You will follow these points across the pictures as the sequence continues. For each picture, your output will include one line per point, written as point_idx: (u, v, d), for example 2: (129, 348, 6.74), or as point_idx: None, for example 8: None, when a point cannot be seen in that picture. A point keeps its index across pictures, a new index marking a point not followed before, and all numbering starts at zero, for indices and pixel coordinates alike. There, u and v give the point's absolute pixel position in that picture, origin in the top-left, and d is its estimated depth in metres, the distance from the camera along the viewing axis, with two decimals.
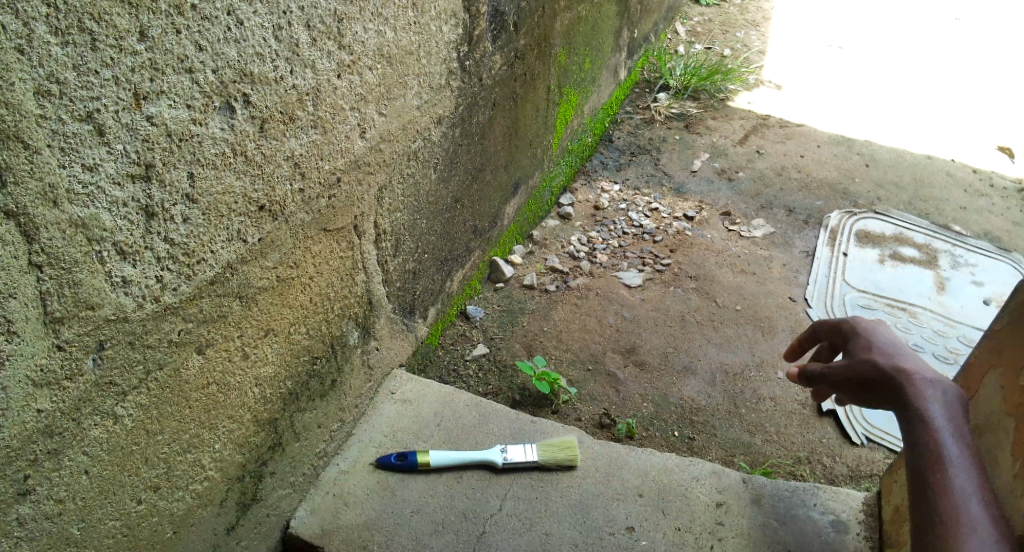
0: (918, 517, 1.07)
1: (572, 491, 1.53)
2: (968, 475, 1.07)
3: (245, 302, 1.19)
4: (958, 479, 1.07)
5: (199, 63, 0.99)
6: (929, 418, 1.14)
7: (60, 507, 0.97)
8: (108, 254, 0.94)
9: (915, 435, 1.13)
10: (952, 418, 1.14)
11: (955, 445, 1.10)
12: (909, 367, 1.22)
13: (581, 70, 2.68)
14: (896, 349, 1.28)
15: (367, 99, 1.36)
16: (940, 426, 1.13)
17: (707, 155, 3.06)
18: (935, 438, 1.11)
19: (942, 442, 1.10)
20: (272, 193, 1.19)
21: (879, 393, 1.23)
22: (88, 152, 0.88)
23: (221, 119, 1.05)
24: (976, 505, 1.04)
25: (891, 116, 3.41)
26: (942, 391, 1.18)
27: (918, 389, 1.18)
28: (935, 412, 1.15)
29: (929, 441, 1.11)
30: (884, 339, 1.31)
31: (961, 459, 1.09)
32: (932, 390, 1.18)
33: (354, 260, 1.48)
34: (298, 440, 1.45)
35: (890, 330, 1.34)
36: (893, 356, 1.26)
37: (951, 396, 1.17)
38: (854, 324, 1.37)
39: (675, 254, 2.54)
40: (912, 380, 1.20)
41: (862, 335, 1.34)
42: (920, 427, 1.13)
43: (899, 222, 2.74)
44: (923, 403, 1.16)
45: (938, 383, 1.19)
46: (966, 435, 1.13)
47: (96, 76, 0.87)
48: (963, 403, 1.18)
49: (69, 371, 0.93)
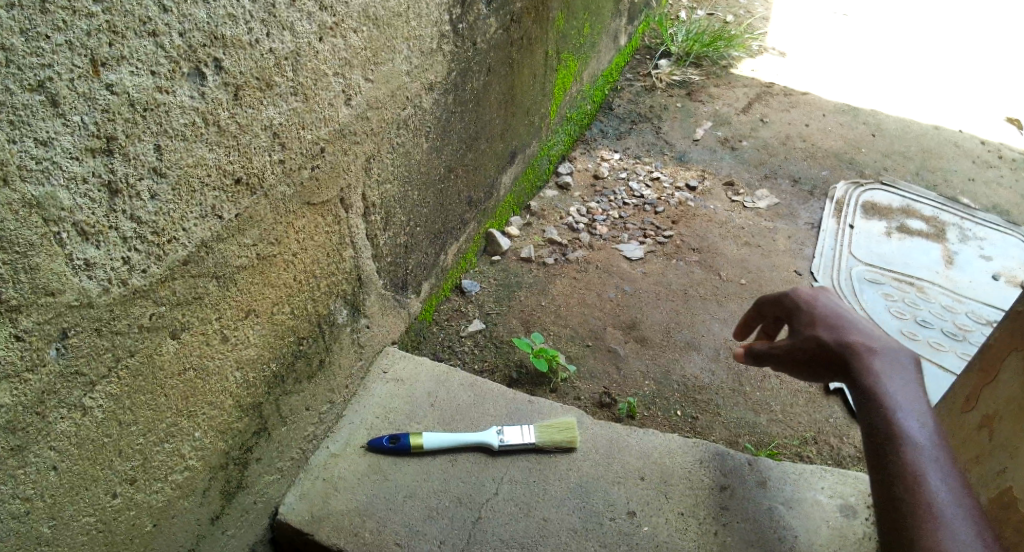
0: (883, 498, 1.08)
1: (570, 474, 1.47)
2: (935, 452, 1.08)
3: (222, 282, 1.12)
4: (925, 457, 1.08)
5: (163, 26, 0.91)
6: (890, 396, 1.15)
7: (26, 505, 0.91)
8: (68, 235, 0.87)
9: (876, 416, 1.14)
10: (910, 391, 1.16)
11: (915, 418, 1.12)
12: (859, 342, 1.22)
13: (580, 35, 2.58)
14: (840, 320, 1.27)
15: (352, 64, 1.28)
16: (899, 402, 1.14)
17: (710, 124, 2.97)
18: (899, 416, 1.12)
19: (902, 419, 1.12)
20: (249, 164, 1.11)
21: (834, 368, 1.24)
22: (41, 126, 0.81)
23: (191, 86, 0.97)
24: (943, 483, 1.05)
25: (898, 85, 3.31)
26: (897, 365, 1.19)
27: (871, 364, 1.19)
28: (895, 388, 1.16)
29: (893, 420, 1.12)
30: (825, 309, 1.30)
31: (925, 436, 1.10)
32: (885, 364, 1.19)
33: (340, 235, 1.41)
34: (285, 424, 1.39)
35: (829, 297, 1.32)
36: (840, 329, 1.25)
37: (903, 366, 1.19)
38: (792, 294, 1.36)
39: (677, 225, 2.47)
40: (865, 357, 1.20)
41: (801, 305, 1.32)
42: (879, 406, 1.14)
43: (907, 193, 2.66)
44: (878, 380, 1.17)
45: (889, 355, 1.20)
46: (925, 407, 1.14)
47: (47, 41, 0.79)
48: (915, 369, 1.20)
49: (30, 363, 0.86)
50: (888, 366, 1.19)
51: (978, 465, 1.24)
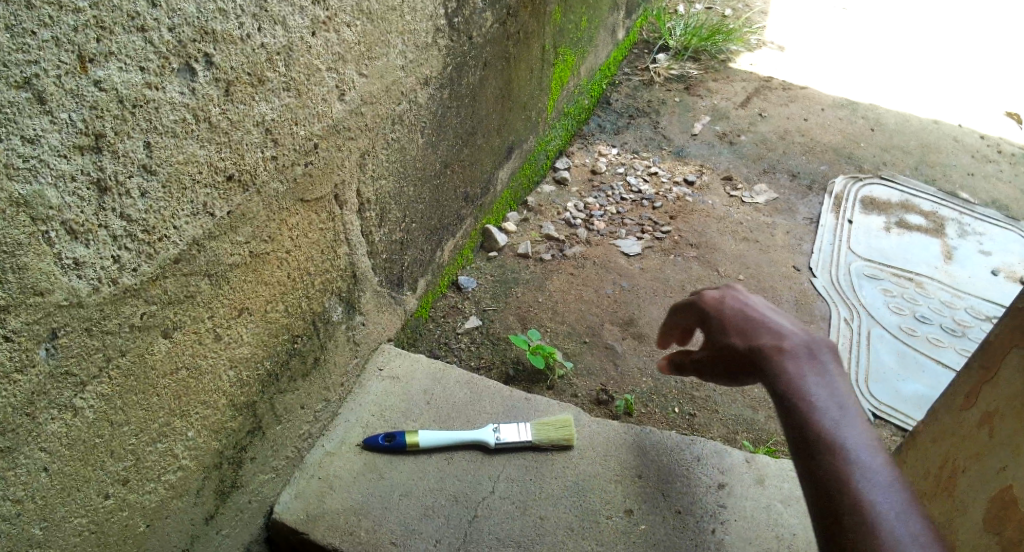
0: (814, 517, 0.95)
1: (568, 472, 1.46)
2: (868, 453, 0.97)
3: (215, 280, 1.11)
4: (858, 461, 0.96)
5: (152, 21, 0.90)
6: (807, 398, 1.03)
7: (18, 507, 0.90)
8: (57, 234, 0.86)
9: (793, 419, 1.03)
10: (829, 387, 1.05)
11: (836, 411, 1.02)
12: (767, 343, 1.12)
13: (578, 29, 2.57)
14: (747, 320, 1.16)
15: (346, 58, 1.27)
16: (818, 403, 1.02)
17: (708, 118, 2.96)
18: (820, 418, 1.01)
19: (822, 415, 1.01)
20: (242, 161, 1.09)
21: (748, 372, 1.14)
22: (28, 123, 0.80)
23: (181, 82, 0.96)
24: (881, 489, 0.93)
25: (897, 79, 3.30)
26: (813, 361, 1.08)
27: (782, 364, 1.08)
28: (811, 388, 1.04)
29: (816, 424, 1.01)
30: (732, 310, 1.19)
31: (853, 436, 0.99)
32: (797, 362, 1.08)
33: (335, 231, 1.39)
34: (280, 422, 1.38)
35: (737, 295, 1.22)
36: (748, 330, 1.15)
37: (818, 360, 1.08)
38: (699, 294, 1.26)
39: (675, 221, 2.45)
40: (773, 358, 1.09)
41: (707, 307, 1.23)
42: (796, 405, 1.03)
43: (906, 188, 2.65)
44: (792, 379, 1.06)
45: (801, 350, 1.09)
46: (852, 404, 1.03)
47: (33, 37, 0.78)
48: (832, 358, 1.09)
49: (19, 363, 0.85)
50: (801, 363, 1.08)
51: (978, 463, 1.23)
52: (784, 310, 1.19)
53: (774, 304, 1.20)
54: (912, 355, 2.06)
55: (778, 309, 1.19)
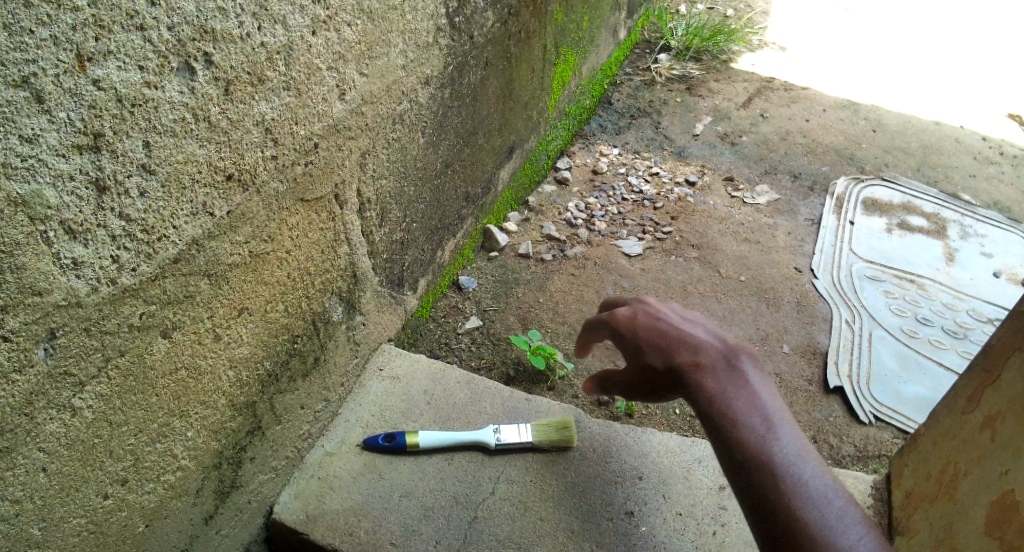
0: (755, 532, 0.97)
1: (568, 473, 1.46)
2: (800, 460, 0.99)
3: (215, 280, 1.10)
4: (791, 470, 0.98)
5: (151, 20, 0.89)
6: (731, 411, 1.04)
7: (17, 507, 0.90)
8: (55, 234, 0.85)
9: (719, 434, 1.04)
10: (751, 395, 1.06)
11: (759, 421, 1.03)
12: (684, 359, 1.13)
13: (579, 29, 2.56)
14: (662, 336, 1.17)
15: (346, 58, 1.26)
16: (743, 416, 1.04)
17: (709, 118, 2.95)
18: (747, 432, 1.02)
19: (748, 427, 1.02)
20: (241, 161, 1.09)
21: (672, 390, 1.15)
22: (26, 122, 0.79)
23: (180, 81, 0.95)
24: (816, 495, 0.96)
25: (899, 80, 3.29)
26: (733, 370, 1.09)
27: (702, 380, 1.09)
28: (734, 401, 1.05)
29: (743, 437, 1.02)
30: (647, 328, 1.20)
31: (782, 444, 1.01)
32: (716, 375, 1.09)
33: (335, 231, 1.39)
34: (279, 422, 1.37)
35: (650, 311, 1.23)
36: (665, 347, 1.16)
37: (734, 369, 1.09)
38: (614, 314, 1.27)
39: (676, 221, 2.45)
40: (692, 375, 1.10)
41: (623, 328, 1.24)
42: (721, 420, 1.04)
43: (908, 189, 2.64)
44: (713, 393, 1.07)
45: (718, 361, 1.11)
46: (776, 409, 1.05)
47: (31, 36, 0.78)
48: (747, 362, 1.10)
49: (17, 363, 0.85)
50: (721, 375, 1.09)
51: (979, 465, 1.22)
52: (696, 318, 1.20)
53: (685, 312, 1.22)
54: (913, 356, 2.05)
55: (691, 317, 1.20)
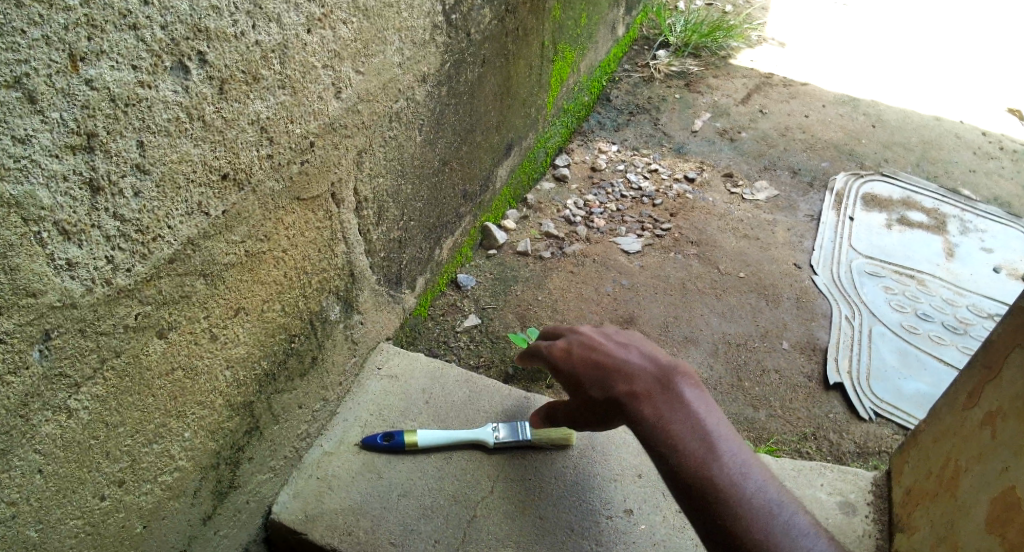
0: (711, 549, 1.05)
1: (567, 472, 1.45)
2: (742, 476, 1.06)
3: (210, 280, 1.10)
4: (736, 488, 1.05)
5: (144, 19, 0.89)
6: (673, 437, 1.09)
7: (13, 509, 0.90)
8: (49, 235, 0.85)
9: (665, 462, 1.09)
10: (690, 417, 1.11)
11: (699, 443, 1.08)
12: (622, 389, 1.16)
13: (577, 26, 2.56)
14: (598, 368, 1.20)
15: (342, 56, 1.26)
16: (684, 440, 1.09)
17: (708, 115, 2.95)
18: (690, 456, 1.07)
19: (690, 452, 1.08)
20: (237, 160, 1.09)
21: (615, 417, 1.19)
22: (18, 123, 0.79)
23: (173, 80, 0.95)
24: (763, 509, 1.04)
25: (898, 75, 3.28)
26: (669, 395, 1.13)
27: (641, 408, 1.13)
28: (673, 427, 1.10)
29: (688, 463, 1.07)
30: (582, 360, 1.23)
31: (724, 462, 1.07)
32: (653, 402, 1.13)
33: (332, 230, 1.39)
34: (277, 422, 1.37)
35: (582, 341, 1.25)
36: (603, 378, 1.19)
37: (670, 393, 1.13)
38: (548, 345, 1.29)
39: (675, 218, 2.44)
40: (631, 405, 1.14)
41: (558, 360, 1.26)
42: (664, 448, 1.09)
43: (908, 185, 2.64)
44: (654, 421, 1.11)
45: (654, 387, 1.15)
46: (714, 426, 1.10)
47: (23, 36, 0.77)
48: (681, 383, 1.15)
49: (11, 365, 0.84)
50: (658, 402, 1.13)
51: (979, 462, 1.22)
52: (628, 340, 1.23)
53: (617, 336, 1.25)
54: (913, 352, 2.05)
55: (623, 341, 1.23)
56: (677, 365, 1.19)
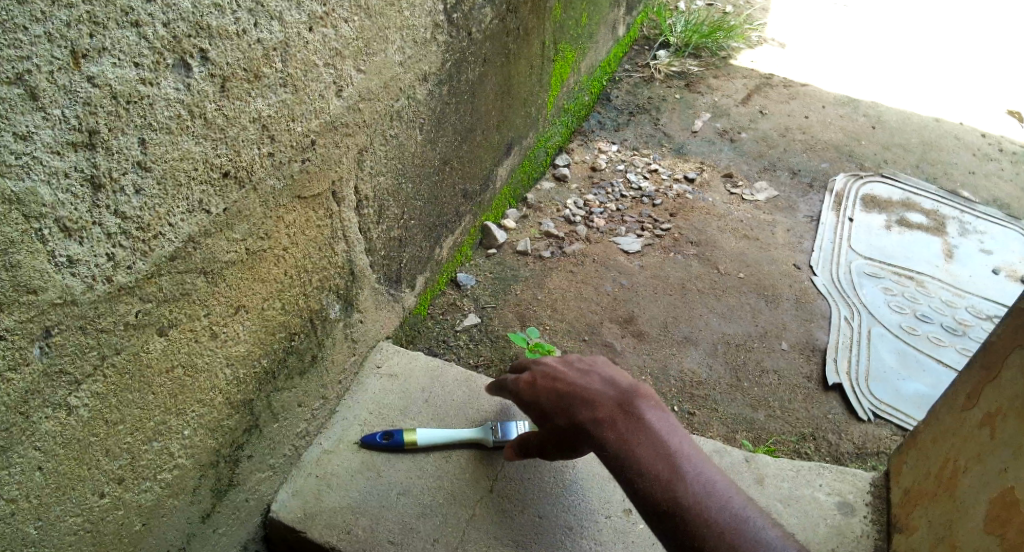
0: None
1: (566, 471, 1.45)
2: (707, 492, 1.10)
3: (211, 277, 1.10)
4: (701, 503, 1.09)
5: (146, 16, 0.89)
6: (639, 462, 1.13)
7: (12, 506, 0.90)
8: (50, 231, 0.85)
9: (631, 485, 1.13)
10: (653, 439, 1.15)
11: (662, 463, 1.12)
12: (585, 417, 1.20)
13: (578, 25, 2.56)
14: (561, 398, 1.24)
15: (343, 54, 1.26)
16: (649, 462, 1.13)
17: (709, 115, 2.95)
18: (656, 478, 1.11)
19: (654, 473, 1.12)
20: (238, 158, 1.09)
21: (581, 445, 1.23)
22: (20, 120, 0.79)
23: (175, 78, 0.95)
24: (732, 523, 1.07)
25: (899, 77, 3.29)
26: (631, 420, 1.17)
27: (605, 434, 1.17)
28: (636, 450, 1.14)
29: (653, 484, 1.11)
30: (545, 391, 1.27)
31: (690, 480, 1.11)
32: (616, 427, 1.17)
33: (332, 229, 1.39)
34: (277, 420, 1.37)
35: (544, 371, 1.29)
36: (566, 407, 1.23)
37: (632, 417, 1.18)
38: (514, 379, 1.33)
39: (675, 218, 2.44)
40: (595, 431, 1.18)
41: (523, 392, 1.30)
42: (630, 472, 1.13)
43: (907, 186, 2.64)
44: (618, 446, 1.15)
45: (616, 413, 1.19)
46: (675, 446, 1.15)
47: (25, 33, 0.77)
48: (640, 406, 1.19)
49: (12, 362, 0.84)
50: (621, 427, 1.17)
51: (979, 462, 1.22)
52: (588, 367, 1.27)
53: (578, 364, 1.29)
54: (912, 353, 2.05)
55: (583, 368, 1.27)
56: (637, 388, 1.23)
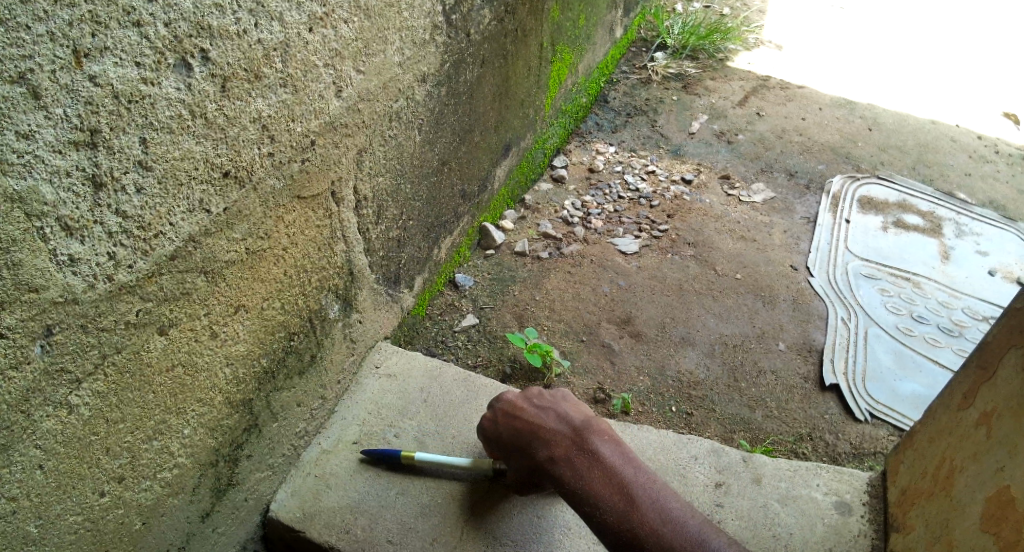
0: None
1: None
2: (661, 517, 1.18)
3: (211, 277, 1.10)
4: (657, 530, 1.17)
5: (148, 16, 0.89)
6: (595, 495, 1.22)
7: (13, 504, 0.90)
8: (52, 230, 0.85)
9: (591, 517, 1.21)
10: (607, 472, 1.24)
11: (617, 495, 1.21)
12: (543, 455, 1.29)
13: (576, 27, 2.57)
14: (520, 437, 1.33)
15: (343, 55, 1.26)
16: (604, 495, 1.22)
17: (706, 117, 2.96)
18: (612, 510, 1.20)
19: (611, 505, 1.20)
20: (238, 158, 1.09)
21: (543, 481, 1.31)
22: (22, 119, 0.79)
23: (177, 78, 0.95)
24: (686, 547, 1.15)
25: (895, 79, 3.30)
26: (584, 456, 1.27)
27: (563, 471, 1.26)
28: (593, 484, 1.23)
29: (610, 515, 1.20)
30: (505, 430, 1.35)
31: (644, 507, 1.19)
32: (572, 463, 1.26)
33: (332, 229, 1.39)
34: (276, 419, 1.37)
35: (504, 410, 1.37)
36: (525, 445, 1.31)
37: (587, 452, 1.27)
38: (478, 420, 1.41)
39: (672, 219, 2.45)
40: (554, 468, 1.27)
41: (485, 428, 1.38)
42: (589, 505, 1.22)
43: (903, 188, 2.65)
44: (575, 481, 1.24)
45: (572, 450, 1.27)
46: (628, 476, 1.23)
47: (27, 32, 0.78)
48: (595, 441, 1.28)
49: (13, 360, 0.84)
50: (577, 462, 1.26)
51: (975, 462, 1.23)
52: (546, 403, 1.36)
53: (536, 399, 1.37)
54: (908, 354, 2.06)
55: (541, 404, 1.35)
56: (592, 424, 1.32)
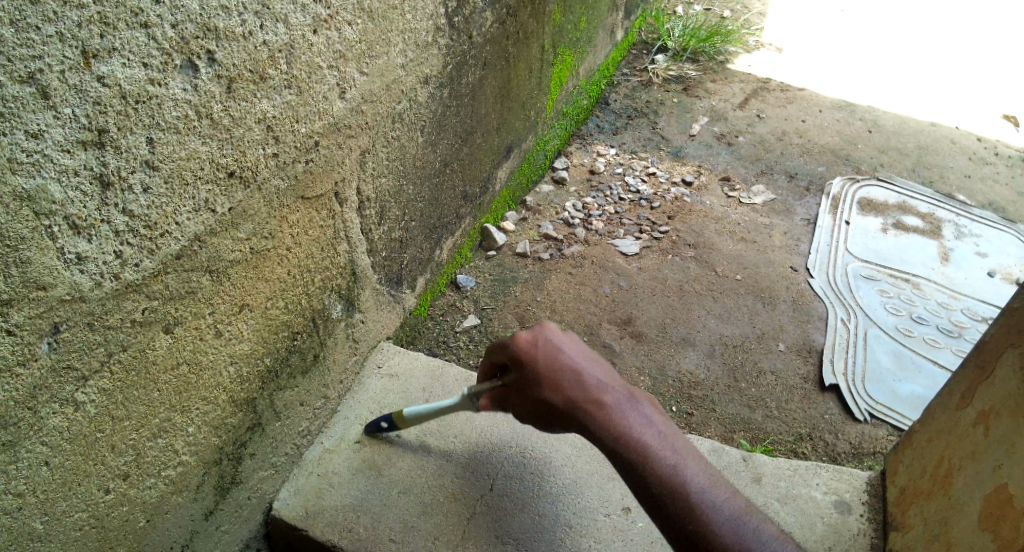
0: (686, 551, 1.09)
1: (564, 470, 1.46)
2: (713, 483, 1.12)
3: (216, 276, 1.11)
4: (710, 494, 1.11)
5: (155, 17, 0.91)
6: (644, 451, 1.14)
7: (19, 501, 0.91)
8: (59, 229, 0.86)
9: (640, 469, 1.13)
10: (657, 432, 1.17)
11: (671, 454, 1.14)
12: (590, 398, 1.19)
13: (577, 30, 2.58)
14: (563, 372, 1.20)
15: (347, 57, 1.27)
16: (656, 451, 1.14)
17: (706, 119, 2.97)
18: (664, 467, 1.12)
19: (665, 460, 1.13)
20: (243, 158, 1.10)
21: (572, 423, 1.20)
22: (31, 118, 0.80)
23: (183, 78, 0.96)
24: (739, 517, 1.10)
25: (895, 81, 3.31)
26: (631, 411, 1.18)
27: (613, 418, 1.17)
28: (644, 438, 1.15)
29: (663, 471, 1.12)
30: (546, 361, 1.21)
31: (696, 472, 1.13)
32: (623, 414, 1.18)
33: (335, 230, 1.40)
34: (279, 419, 1.38)
35: (548, 340, 1.24)
36: (568, 383, 1.20)
37: (637, 408, 1.19)
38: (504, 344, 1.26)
39: (673, 221, 2.46)
40: (603, 414, 1.17)
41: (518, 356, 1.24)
42: (640, 456, 1.13)
43: (903, 190, 2.66)
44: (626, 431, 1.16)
45: (621, 401, 1.19)
46: (677, 440, 1.17)
47: (37, 32, 0.79)
48: (642, 400, 1.21)
49: (20, 357, 0.85)
50: (627, 415, 1.18)
51: (974, 461, 1.24)
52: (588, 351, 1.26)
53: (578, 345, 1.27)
54: (908, 355, 2.07)
55: (585, 351, 1.26)
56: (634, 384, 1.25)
